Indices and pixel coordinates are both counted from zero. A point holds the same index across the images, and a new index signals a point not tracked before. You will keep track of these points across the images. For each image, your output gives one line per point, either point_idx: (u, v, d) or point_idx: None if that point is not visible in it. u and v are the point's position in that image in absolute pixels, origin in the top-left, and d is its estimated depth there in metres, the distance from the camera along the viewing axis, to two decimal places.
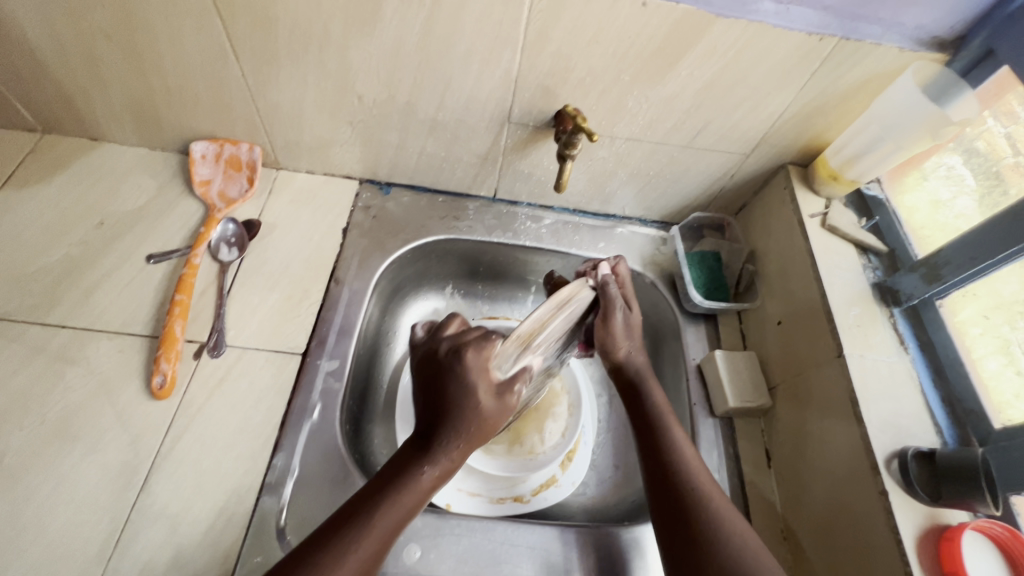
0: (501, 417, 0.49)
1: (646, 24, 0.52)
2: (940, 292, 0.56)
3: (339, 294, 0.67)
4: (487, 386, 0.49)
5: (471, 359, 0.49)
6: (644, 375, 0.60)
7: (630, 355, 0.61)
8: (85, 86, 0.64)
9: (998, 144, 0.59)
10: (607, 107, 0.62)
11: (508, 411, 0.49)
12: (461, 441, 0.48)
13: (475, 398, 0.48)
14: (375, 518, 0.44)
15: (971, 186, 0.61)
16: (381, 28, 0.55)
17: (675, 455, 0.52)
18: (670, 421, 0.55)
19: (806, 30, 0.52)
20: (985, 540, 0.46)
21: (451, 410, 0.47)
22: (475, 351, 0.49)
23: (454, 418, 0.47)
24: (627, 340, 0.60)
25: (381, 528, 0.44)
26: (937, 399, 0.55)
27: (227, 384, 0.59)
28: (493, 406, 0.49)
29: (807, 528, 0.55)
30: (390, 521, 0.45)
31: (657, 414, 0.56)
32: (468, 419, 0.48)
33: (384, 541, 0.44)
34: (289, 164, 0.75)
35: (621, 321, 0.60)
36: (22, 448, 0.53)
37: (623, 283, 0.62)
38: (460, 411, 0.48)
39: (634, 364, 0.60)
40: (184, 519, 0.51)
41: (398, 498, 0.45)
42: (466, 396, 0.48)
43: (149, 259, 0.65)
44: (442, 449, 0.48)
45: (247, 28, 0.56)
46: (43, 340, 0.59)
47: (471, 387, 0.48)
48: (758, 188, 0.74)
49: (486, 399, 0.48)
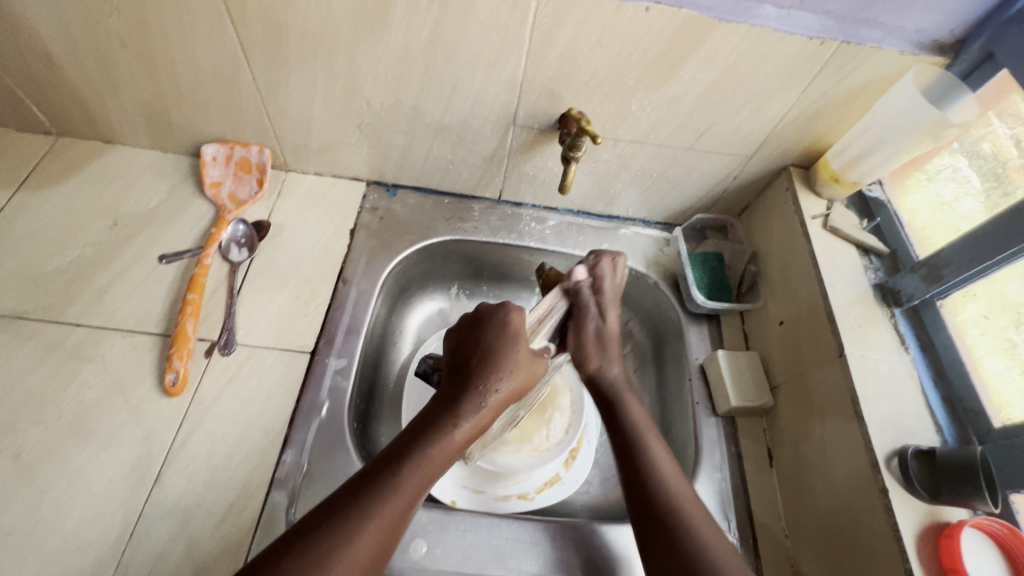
0: (534, 373, 0.55)
1: (649, 29, 0.53)
2: (940, 293, 0.57)
3: (347, 294, 0.69)
4: (524, 344, 0.55)
5: (513, 315, 0.56)
6: (619, 390, 0.59)
7: (602, 367, 0.60)
8: (100, 90, 0.65)
9: (1004, 146, 0.58)
10: (611, 110, 0.63)
11: (536, 372, 0.55)
12: (498, 394, 0.52)
13: (515, 350, 0.54)
14: (399, 478, 0.46)
15: (976, 187, 0.61)
16: (389, 33, 0.56)
17: (652, 471, 0.52)
18: (649, 440, 0.55)
19: (807, 34, 0.53)
20: (984, 537, 0.47)
21: (492, 361, 0.54)
22: (515, 309, 0.57)
23: (494, 368, 0.53)
24: (600, 352, 0.60)
25: (405, 490, 0.46)
26: (937, 399, 0.56)
27: (237, 382, 0.60)
28: (526, 362, 0.55)
29: (808, 525, 0.56)
30: (419, 477, 0.47)
31: (636, 432, 0.55)
32: (505, 370, 0.53)
33: (409, 500, 0.46)
34: (297, 166, 0.76)
35: (592, 329, 0.61)
36: (39, 443, 0.54)
37: (603, 287, 0.61)
38: (503, 357, 0.54)
39: (607, 378, 0.60)
40: (196, 513, 0.52)
41: (426, 455, 0.48)
42: (507, 347, 0.54)
43: (161, 259, 0.66)
44: (478, 402, 0.52)
45: (258, 34, 0.57)
46: (59, 338, 0.60)
47: (510, 340, 0.55)
48: (761, 189, 0.75)
49: (523, 354, 0.55)
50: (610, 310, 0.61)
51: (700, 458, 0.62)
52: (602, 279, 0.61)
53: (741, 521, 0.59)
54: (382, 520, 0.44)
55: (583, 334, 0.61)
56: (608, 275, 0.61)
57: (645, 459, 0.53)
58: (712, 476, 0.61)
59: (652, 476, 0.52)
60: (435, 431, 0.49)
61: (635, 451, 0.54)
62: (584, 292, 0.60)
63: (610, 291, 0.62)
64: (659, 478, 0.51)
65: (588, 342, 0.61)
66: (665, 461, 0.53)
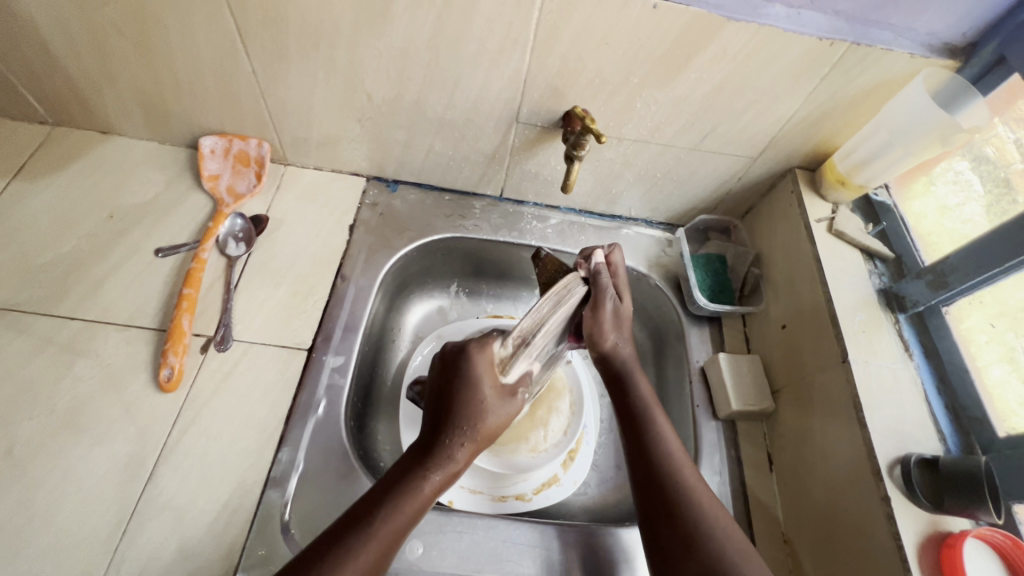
0: (504, 418, 0.52)
1: (656, 26, 0.52)
2: (946, 299, 0.56)
3: (345, 291, 0.68)
4: (492, 384, 0.52)
5: (478, 358, 0.52)
6: (629, 367, 0.59)
7: (618, 346, 0.59)
8: (97, 80, 0.64)
9: (1006, 150, 0.59)
10: (616, 108, 0.62)
11: (506, 413, 0.52)
12: (466, 442, 0.50)
13: (482, 394, 0.51)
14: (380, 519, 0.45)
15: (979, 193, 0.62)
16: (391, 26, 0.55)
17: (659, 443, 0.53)
18: (655, 411, 0.56)
19: (817, 35, 0.52)
20: (985, 548, 0.46)
21: (459, 408, 0.50)
22: (479, 352, 0.52)
23: (460, 418, 0.50)
24: (616, 329, 0.59)
25: (384, 533, 0.44)
26: (941, 406, 0.55)
27: (233, 378, 0.59)
28: (495, 408, 0.52)
29: (809, 531, 0.55)
30: (394, 526, 0.45)
31: (642, 405, 0.56)
32: (472, 419, 0.50)
33: (388, 544, 0.45)
34: (297, 160, 0.75)
35: (610, 308, 0.58)
36: (30, 438, 0.53)
37: (616, 272, 0.61)
38: (470, 407, 0.50)
39: (621, 357, 0.59)
40: (190, 511, 0.52)
41: (399, 504, 0.46)
42: (470, 396, 0.51)
43: (157, 253, 0.66)
44: (446, 452, 0.49)
45: (258, 26, 0.56)
46: (52, 331, 0.59)
47: (475, 387, 0.51)
48: (765, 191, 0.74)
49: (491, 395, 0.51)
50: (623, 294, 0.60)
51: (699, 461, 0.62)
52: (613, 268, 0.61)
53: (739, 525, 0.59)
54: (378, 540, 0.44)
55: (603, 314, 0.58)
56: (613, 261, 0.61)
57: (651, 431, 0.54)
58: (711, 480, 0.61)
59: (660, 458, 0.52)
60: (407, 481, 0.47)
61: (641, 424, 0.55)
62: (603, 271, 0.59)
63: (621, 277, 0.62)
64: (664, 449, 0.52)
65: (607, 320, 0.58)
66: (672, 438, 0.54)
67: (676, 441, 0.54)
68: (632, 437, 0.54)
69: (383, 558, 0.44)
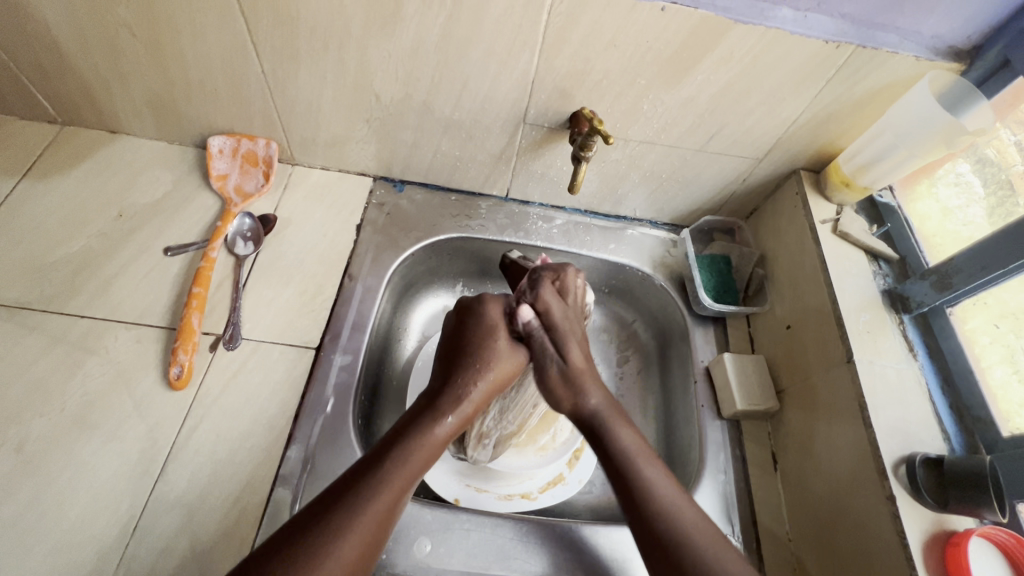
0: (514, 365, 0.55)
1: (665, 29, 0.53)
2: (950, 300, 0.57)
3: (353, 290, 0.68)
4: (503, 333, 0.57)
5: (491, 307, 0.58)
6: (604, 418, 0.54)
7: (580, 402, 0.55)
8: (107, 79, 0.65)
9: (1008, 152, 0.60)
10: (623, 110, 0.62)
11: (519, 359, 0.56)
12: (480, 382, 0.53)
13: (495, 339, 0.56)
14: (387, 468, 0.46)
15: (980, 195, 0.62)
16: (401, 27, 0.55)
17: (646, 492, 0.49)
18: (640, 464, 0.51)
19: (823, 37, 0.52)
20: (989, 546, 0.47)
21: (475, 350, 0.55)
22: (493, 302, 0.59)
23: (473, 358, 0.54)
24: (570, 390, 0.55)
25: (389, 487, 0.45)
26: (945, 406, 0.55)
27: (242, 376, 0.60)
28: (508, 352, 0.56)
29: (813, 530, 0.56)
30: (404, 472, 0.46)
31: (625, 459, 0.51)
32: (486, 358, 0.54)
33: (399, 490, 0.46)
34: (304, 160, 0.75)
35: (555, 373, 0.56)
36: (42, 435, 0.54)
37: (552, 318, 0.58)
38: (484, 349, 0.55)
39: (589, 411, 0.54)
40: (200, 507, 0.52)
41: (410, 447, 0.48)
42: (485, 338, 0.56)
43: (167, 252, 0.66)
44: (459, 392, 0.52)
45: (268, 27, 0.57)
46: (63, 329, 0.60)
47: (490, 329, 0.56)
48: (770, 192, 0.75)
49: (502, 343, 0.56)
50: (566, 343, 0.57)
51: (704, 460, 0.62)
52: (552, 313, 0.58)
53: (743, 524, 0.59)
54: (370, 519, 0.43)
55: (546, 378, 0.56)
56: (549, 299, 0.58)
57: (639, 486, 0.49)
58: (717, 479, 0.61)
59: (647, 499, 0.49)
60: (421, 423, 0.50)
61: (627, 478, 0.50)
62: (535, 331, 0.57)
63: (566, 321, 0.58)
64: (654, 500, 0.48)
65: (554, 384, 0.56)
66: (662, 482, 0.50)
67: (662, 470, 0.51)
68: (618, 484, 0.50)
69: (389, 512, 0.45)
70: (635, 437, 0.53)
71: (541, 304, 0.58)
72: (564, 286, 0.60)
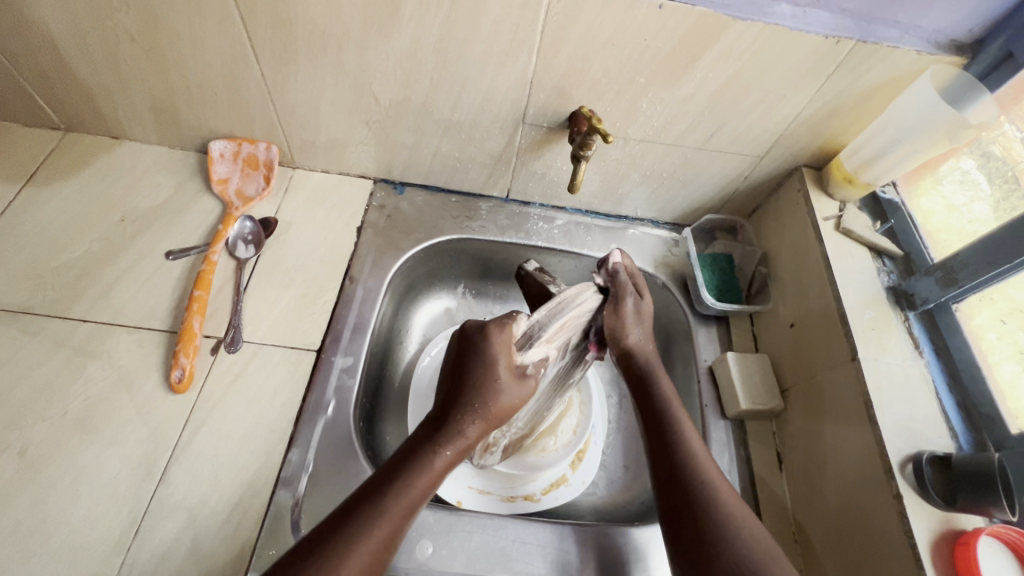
0: (514, 399, 0.52)
1: (662, 26, 0.53)
2: (956, 296, 0.56)
3: (353, 292, 0.68)
4: (506, 366, 0.52)
5: (496, 337, 0.51)
6: (652, 363, 0.59)
7: (639, 343, 0.59)
8: (108, 86, 0.65)
9: (1013, 148, 0.60)
10: (622, 109, 0.62)
11: (521, 394, 0.53)
12: (476, 421, 0.51)
13: (496, 374, 0.51)
14: (385, 501, 0.45)
15: (986, 191, 0.62)
16: (399, 28, 0.55)
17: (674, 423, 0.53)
18: (678, 408, 0.55)
19: (822, 33, 0.52)
20: (999, 545, 0.46)
21: (475, 386, 0.51)
22: (497, 336, 0.51)
23: (473, 393, 0.51)
24: (636, 328, 0.59)
25: (387, 519, 0.44)
26: (952, 403, 0.54)
27: (244, 379, 0.60)
28: (510, 388, 0.52)
29: (822, 530, 0.55)
30: (405, 501, 0.45)
31: (665, 401, 0.55)
32: (488, 395, 0.51)
33: (397, 522, 0.45)
34: (305, 163, 0.76)
35: (631, 307, 0.58)
36: (45, 440, 0.54)
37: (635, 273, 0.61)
38: (484, 388, 0.51)
39: (643, 353, 0.59)
40: (202, 510, 0.52)
41: (410, 480, 0.46)
42: (490, 372, 0.51)
43: (168, 256, 0.66)
44: (456, 428, 0.50)
45: (266, 31, 0.57)
46: (65, 334, 0.60)
47: (492, 364, 0.51)
48: (772, 190, 0.74)
49: (506, 378, 0.51)
50: (644, 291, 0.61)
51: None
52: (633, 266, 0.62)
53: None
54: (369, 547, 0.42)
55: (624, 312, 0.58)
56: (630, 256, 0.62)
57: (677, 438, 0.52)
58: None
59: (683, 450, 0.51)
60: (420, 455, 0.48)
61: (665, 430, 0.53)
62: (622, 270, 0.59)
63: (638, 276, 0.62)
64: (690, 454, 0.51)
65: (629, 319, 0.58)
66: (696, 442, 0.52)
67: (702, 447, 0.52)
68: (655, 438, 0.53)
69: (383, 550, 0.44)
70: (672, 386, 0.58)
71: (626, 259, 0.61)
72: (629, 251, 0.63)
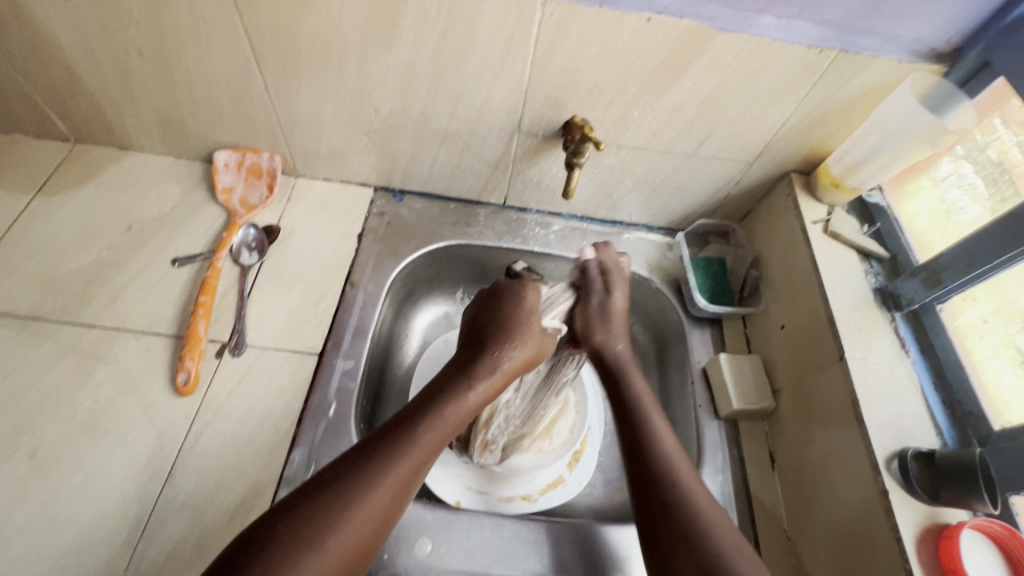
0: (537, 350, 0.55)
1: (651, 38, 0.55)
2: (941, 297, 0.57)
3: (354, 297, 0.70)
4: (533, 320, 0.55)
5: (529, 293, 0.57)
6: (623, 364, 0.59)
7: (608, 342, 0.60)
8: (117, 99, 0.67)
9: (1009, 153, 0.58)
10: (614, 117, 0.64)
11: (543, 347, 0.55)
12: (513, 358, 0.53)
13: (522, 325, 0.54)
14: (399, 450, 0.45)
15: (982, 194, 0.61)
16: (397, 42, 0.58)
17: (646, 427, 0.54)
18: (650, 408, 0.56)
19: (805, 44, 0.54)
20: (982, 538, 0.47)
21: (499, 336, 0.53)
22: (530, 287, 0.58)
23: (497, 344, 0.53)
24: (604, 327, 0.60)
25: (399, 468, 0.45)
26: (937, 401, 0.56)
27: (248, 381, 0.61)
28: (536, 338, 0.55)
29: (812, 526, 0.56)
30: (435, 432, 0.47)
31: (637, 401, 0.56)
32: (513, 343, 0.53)
33: (426, 455, 0.46)
34: (307, 171, 0.78)
35: (596, 304, 0.60)
36: (55, 441, 0.55)
37: (609, 270, 0.62)
38: (509, 337, 0.53)
39: (613, 353, 0.59)
40: (207, 509, 0.53)
41: (428, 427, 0.47)
42: (515, 324, 0.54)
43: (174, 262, 0.68)
44: (479, 375, 0.51)
45: (270, 45, 0.59)
46: (74, 339, 0.62)
47: (519, 317, 0.55)
48: (763, 195, 0.76)
49: (531, 329, 0.54)
50: (615, 287, 0.61)
51: (702, 459, 0.63)
52: (608, 262, 0.62)
53: (742, 522, 0.60)
54: (381, 494, 0.43)
55: (588, 309, 0.60)
56: (611, 252, 0.62)
57: (649, 435, 0.53)
58: (714, 478, 0.62)
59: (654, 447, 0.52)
60: (454, 388, 0.50)
61: (637, 428, 0.54)
62: (590, 268, 0.61)
63: (617, 274, 0.62)
64: (661, 452, 0.52)
65: (592, 316, 0.60)
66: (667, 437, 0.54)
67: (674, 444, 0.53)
68: (629, 436, 0.54)
69: (396, 497, 0.44)
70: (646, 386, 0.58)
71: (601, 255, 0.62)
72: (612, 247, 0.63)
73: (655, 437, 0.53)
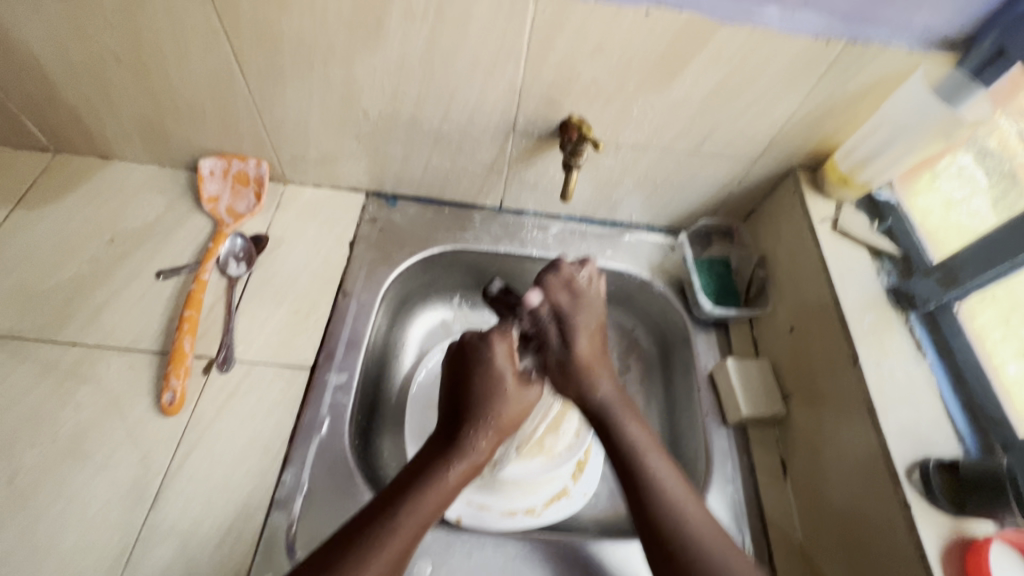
0: (520, 408, 0.55)
1: (650, 31, 0.52)
2: (958, 296, 0.55)
3: (347, 307, 0.67)
4: (511, 377, 0.55)
5: (498, 348, 0.56)
6: (612, 410, 0.56)
7: (588, 389, 0.57)
8: (96, 106, 0.65)
9: (1009, 142, 0.58)
10: (612, 115, 0.61)
11: (524, 402, 0.56)
12: (489, 433, 0.53)
13: (501, 387, 0.54)
14: (399, 517, 0.46)
15: (984, 186, 0.60)
16: (384, 41, 0.55)
17: (658, 494, 0.51)
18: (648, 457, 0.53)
19: (812, 34, 0.52)
20: (1011, 552, 0.45)
21: (482, 402, 0.53)
22: (498, 342, 0.56)
23: (482, 409, 0.53)
24: (579, 379, 0.58)
25: (402, 532, 0.45)
26: (958, 406, 0.53)
27: (236, 399, 0.59)
28: (513, 397, 0.55)
29: (830, 541, 0.53)
30: (419, 515, 0.46)
31: (632, 453, 0.53)
32: (495, 408, 0.53)
33: (412, 538, 0.46)
34: (296, 178, 0.75)
35: (554, 358, 0.59)
36: (34, 466, 0.53)
37: (568, 310, 0.59)
38: (492, 402, 0.53)
39: (597, 400, 0.57)
40: (195, 535, 0.51)
41: (426, 492, 0.48)
42: (494, 385, 0.54)
43: (158, 275, 0.66)
44: (470, 441, 0.51)
45: (251, 46, 0.56)
46: (55, 358, 0.59)
47: (497, 378, 0.54)
48: (768, 192, 0.73)
49: (512, 388, 0.54)
50: (575, 330, 0.59)
51: (711, 470, 0.61)
52: (560, 300, 0.60)
53: (755, 536, 0.57)
54: (383, 560, 0.43)
55: (549, 363, 0.60)
56: (560, 290, 0.60)
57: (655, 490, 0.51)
58: (724, 490, 0.59)
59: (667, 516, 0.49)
60: (433, 467, 0.50)
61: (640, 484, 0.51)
62: (543, 316, 0.59)
63: (581, 310, 0.60)
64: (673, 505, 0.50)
65: (556, 372, 0.59)
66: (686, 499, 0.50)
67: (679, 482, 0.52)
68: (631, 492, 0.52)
69: (399, 560, 0.45)
70: (642, 430, 0.55)
71: (549, 297, 0.60)
72: (567, 278, 0.60)
73: (671, 506, 0.50)
